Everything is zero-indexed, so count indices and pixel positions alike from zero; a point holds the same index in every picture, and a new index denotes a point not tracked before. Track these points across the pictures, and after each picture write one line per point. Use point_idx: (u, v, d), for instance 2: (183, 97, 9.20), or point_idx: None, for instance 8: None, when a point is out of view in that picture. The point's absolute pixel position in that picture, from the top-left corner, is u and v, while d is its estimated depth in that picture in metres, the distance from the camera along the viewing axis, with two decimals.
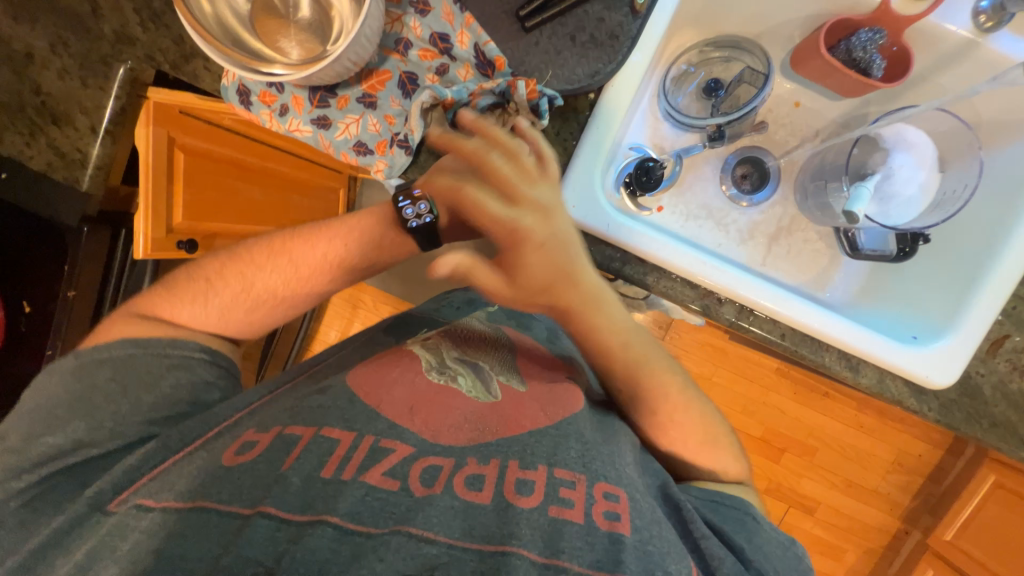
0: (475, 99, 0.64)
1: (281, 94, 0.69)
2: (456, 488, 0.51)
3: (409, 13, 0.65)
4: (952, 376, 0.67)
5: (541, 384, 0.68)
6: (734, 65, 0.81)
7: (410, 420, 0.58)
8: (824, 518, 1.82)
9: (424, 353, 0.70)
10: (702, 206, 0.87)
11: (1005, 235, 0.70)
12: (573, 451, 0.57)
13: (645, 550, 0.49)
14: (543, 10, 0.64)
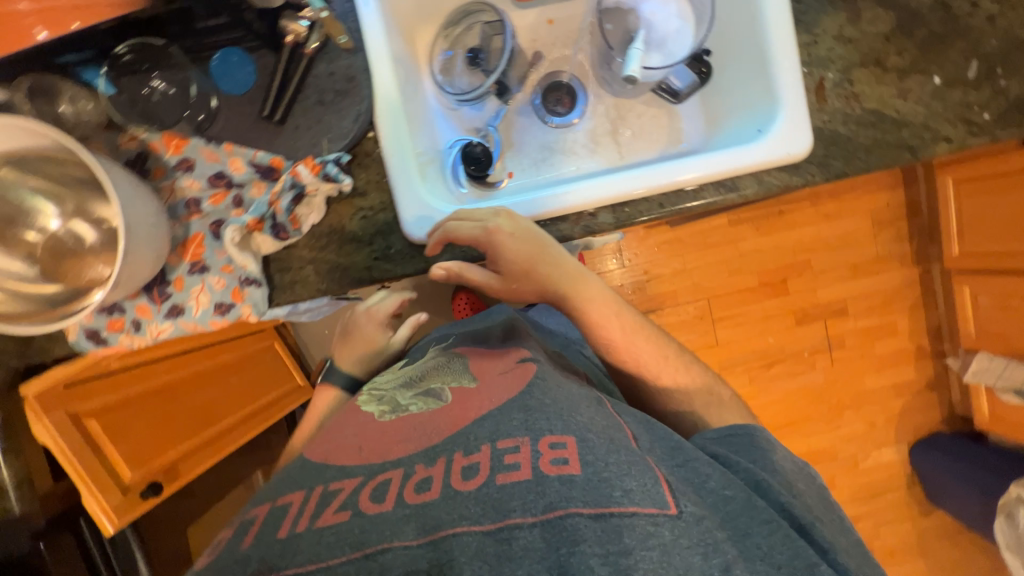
0: (276, 206, 0.66)
1: (124, 313, 0.69)
2: (406, 497, 0.54)
3: (178, 176, 0.67)
4: (805, 140, 0.71)
5: (493, 374, 0.73)
6: (475, 27, 0.85)
7: (357, 453, 0.64)
8: (858, 308, 1.85)
9: (377, 407, 0.76)
10: (541, 149, 0.92)
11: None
12: (524, 414, 0.61)
13: (596, 479, 0.53)
14: (281, 98, 0.67)
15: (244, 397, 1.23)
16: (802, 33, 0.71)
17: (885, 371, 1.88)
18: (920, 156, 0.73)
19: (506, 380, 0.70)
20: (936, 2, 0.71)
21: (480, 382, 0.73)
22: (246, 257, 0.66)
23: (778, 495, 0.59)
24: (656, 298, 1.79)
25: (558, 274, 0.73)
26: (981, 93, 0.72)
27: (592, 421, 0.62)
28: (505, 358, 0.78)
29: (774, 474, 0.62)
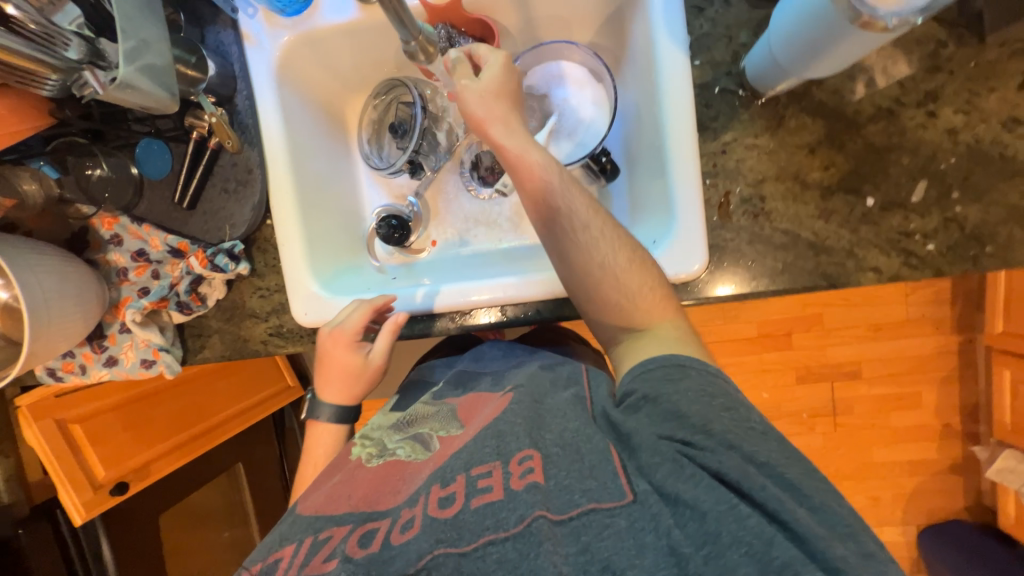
0: (177, 285, 0.73)
1: (74, 357, 0.80)
2: (391, 541, 0.47)
3: (110, 249, 0.77)
4: (699, 260, 0.64)
5: (478, 414, 0.60)
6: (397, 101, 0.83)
7: (345, 502, 0.52)
8: (875, 373, 1.62)
9: (364, 449, 0.62)
10: (464, 220, 0.89)
11: (658, 104, 0.65)
12: (496, 440, 0.51)
13: (564, 485, 0.47)
14: (189, 187, 0.73)
15: (239, 395, 1.35)
16: (710, 140, 0.65)
17: (902, 446, 1.64)
18: (840, 285, 0.64)
19: (487, 412, 0.58)
20: (879, 111, 0.61)
21: (467, 429, 0.59)
22: (150, 330, 0.74)
23: (721, 435, 0.48)
24: None
25: (574, 202, 0.60)
26: (925, 220, 0.62)
27: (579, 426, 0.52)
28: (490, 397, 0.63)
29: (745, 432, 0.50)
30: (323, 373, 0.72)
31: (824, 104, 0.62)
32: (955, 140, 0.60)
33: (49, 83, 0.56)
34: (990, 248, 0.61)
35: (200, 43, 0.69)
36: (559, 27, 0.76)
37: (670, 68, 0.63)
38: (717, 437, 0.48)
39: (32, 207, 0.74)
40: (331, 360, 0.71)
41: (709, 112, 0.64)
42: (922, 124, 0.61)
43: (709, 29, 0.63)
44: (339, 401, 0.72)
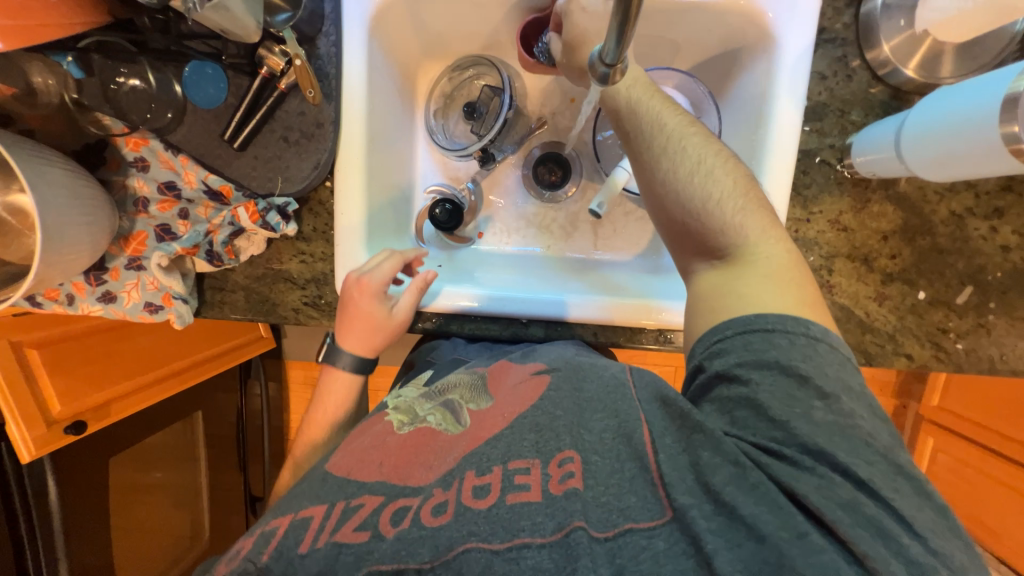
0: (213, 234, 0.66)
1: (61, 286, 0.70)
2: (421, 520, 0.46)
3: (131, 174, 0.67)
4: None
5: (508, 386, 0.60)
6: (481, 81, 0.78)
7: (377, 470, 0.51)
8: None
9: (395, 412, 0.61)
10: (519, 218, 0.85)
11: (760, 160, 0.66)
12: (536, 433, 0.50)
13: (602, 500, 0.45)
14: (244, 126, 0.65)
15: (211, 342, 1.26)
16: (797, 206, 0.66)
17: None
18: (875, 364, 0.69)
19: (520, 392, 0.57)
20: (950, 215, 0.65)
21: (497, 399, 0.58)
22: (173, 277, 0.66)
23: (801, 439, 0.43)
24: None
25: (664, 118, 0.57)
26: (962, 321, 0.67)
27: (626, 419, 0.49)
28: (521, 367, 0.63)
29: (841, 438, 0.43)
30: (343, 323, 0.69)
31: (906, 196, 0.65)
32: (1006, 257, 0.66)
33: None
34: (1009, 355, 0.67)
35: None
36: (667, 50, 0.74)
37: (781, 127, 0.63)
38: (797, 441, 0.43)
39: (44, 106, 0.63)
40: (355, 311, 0.67)
41: (804, 178, 0.66)
42: (984, 236, 0.66)
43: (825, 98, 0.64)
44: (359, 351, 0.71)
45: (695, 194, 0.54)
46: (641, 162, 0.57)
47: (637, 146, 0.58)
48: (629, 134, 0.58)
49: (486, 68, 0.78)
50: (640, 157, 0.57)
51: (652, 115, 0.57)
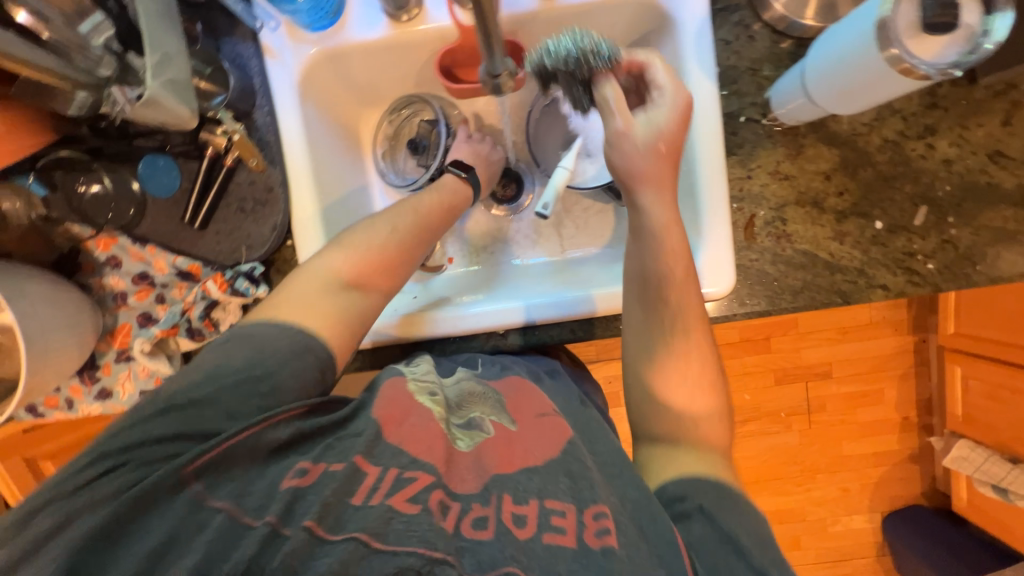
0: (190, 311, 0.68)
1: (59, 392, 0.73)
2: (462, 531, 0.47)
3: (106, 272, 0.70)
4: (725, 282, 0.67)
5: (531, 416, 0.62)
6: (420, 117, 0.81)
7: (428, 452, 0.53)
8: (844, 372, 1.71)
9: (430, 401, 0.59)
10: (484, 235, 0.88)
11: (689, 131, 0.68)
12: (569, 478, 0.53)
13: (656, 561, 0.46)
14: (202, 206, 0.68)
15: None
16: (735, 166, 0.68)
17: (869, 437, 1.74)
18: (853, 302, 0.69)
19: (545, 435, 0.58)
20: (885, 142, 0.67)
21: (520, 427, 0.61)
22: (158, 361, 0.69)
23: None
24: None
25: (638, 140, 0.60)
26: (926, 242, 0.68)
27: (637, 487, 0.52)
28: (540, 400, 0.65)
29: None
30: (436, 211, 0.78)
31: (839, 135, 0.67)
32: (950, 169, 0.67)
33: (74, 101, 0.54)
34: (981, 265, 0.67)
35: (216, 55, 0.65)
36: None
37: (700, 98, 0.66)
38: None
39: (15, 227, 0.67)
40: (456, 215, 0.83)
41: (735, 139, 0.68)
42: (923, 155, 0.67)
43: (735, 62, 0.67)
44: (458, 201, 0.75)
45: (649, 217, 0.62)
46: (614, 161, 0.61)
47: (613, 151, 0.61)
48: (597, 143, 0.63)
49: (422, 104, 0.79)
50: (617, 159, 0.61)
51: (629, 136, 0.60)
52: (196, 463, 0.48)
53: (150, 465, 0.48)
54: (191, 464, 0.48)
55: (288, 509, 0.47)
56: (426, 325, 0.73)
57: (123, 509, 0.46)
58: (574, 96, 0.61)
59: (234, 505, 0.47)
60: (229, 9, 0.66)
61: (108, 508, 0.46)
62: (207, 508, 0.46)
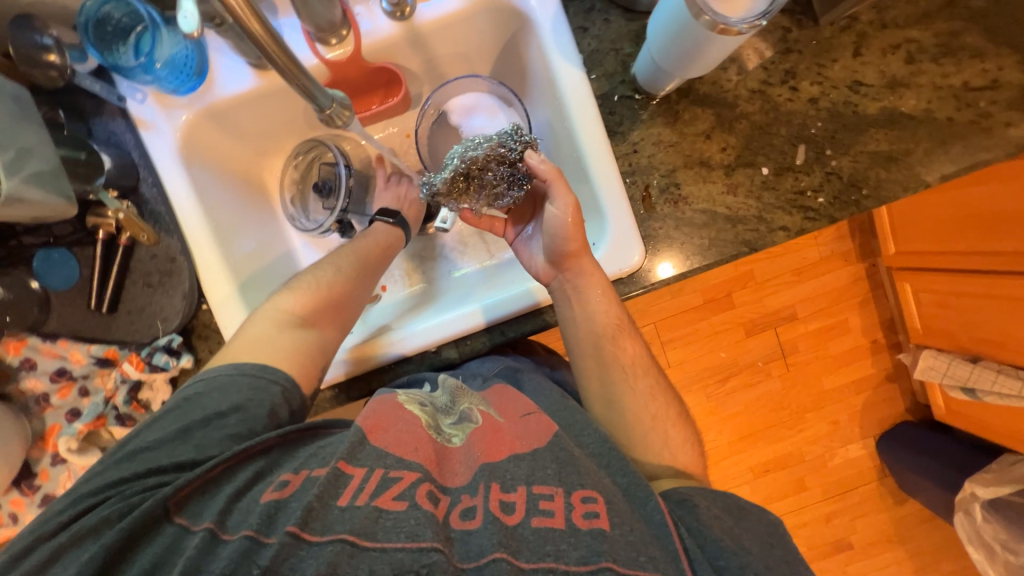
0: (113, 398, 0.67)
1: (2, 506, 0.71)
2: (451, 522, 0.47)
3: (22, 376, 0.68)
4: (634, 254, 0.70)
5: (517, 415, 0.62)
6: (323, 158, 0.80)
7: (415, 452, 0.52)
8: (808, 310, 1.62)
9: (420, 411, 0.59)
10: (412, 259, 0.89)
11: (569, 119, 0.70)
12: (556, 463, 0.52)
13: (630, 542, 0.46)
14: (105, 288, 0.67)
15: None
16: (620, 143, 0.71)
17: (846, 368, 1.64)
18: (759, 248, 0.72)
19: (532, 425, 0.59)
20: (753, 93, 0.71)
21: (507, 420, 0.61)
22: (90, 456, 0.68)
23: None
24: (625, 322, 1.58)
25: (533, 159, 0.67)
26: (812, 178, 0.71)
27: (629, 482, 0.54)
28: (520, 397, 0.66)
29: None
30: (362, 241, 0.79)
31: (708, 95, 0.71)
32: (817, 107, 0.71)
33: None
34: (868, 191, 0.70)
35: (87, 139, 0.65)
36: (462, 62, 0.79)
37: (571, 86, 0.68)
38: None
39: None
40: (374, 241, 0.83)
41: (614, 118, 0.71)
42: (789, 98, 0.71)
43: (597, 45, 0.71)
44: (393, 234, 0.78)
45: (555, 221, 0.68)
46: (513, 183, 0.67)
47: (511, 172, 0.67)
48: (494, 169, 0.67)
49: (321, 145, 0.79)
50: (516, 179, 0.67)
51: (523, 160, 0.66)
52: (178, 493, 0.48)
53: (137, 494, 0.49)
54: (174, 494, 0.48)
55: (273, 513, 0.46)
56: (372, 354, 0.72)
57: (114, 543, 0.46)
58: (506, 190, 0.68)
59: (222, 518, 0.46)
60: (89, 90, 0.65)
61: (97, 542, 0.46)
62: (193, 529, 0.46)
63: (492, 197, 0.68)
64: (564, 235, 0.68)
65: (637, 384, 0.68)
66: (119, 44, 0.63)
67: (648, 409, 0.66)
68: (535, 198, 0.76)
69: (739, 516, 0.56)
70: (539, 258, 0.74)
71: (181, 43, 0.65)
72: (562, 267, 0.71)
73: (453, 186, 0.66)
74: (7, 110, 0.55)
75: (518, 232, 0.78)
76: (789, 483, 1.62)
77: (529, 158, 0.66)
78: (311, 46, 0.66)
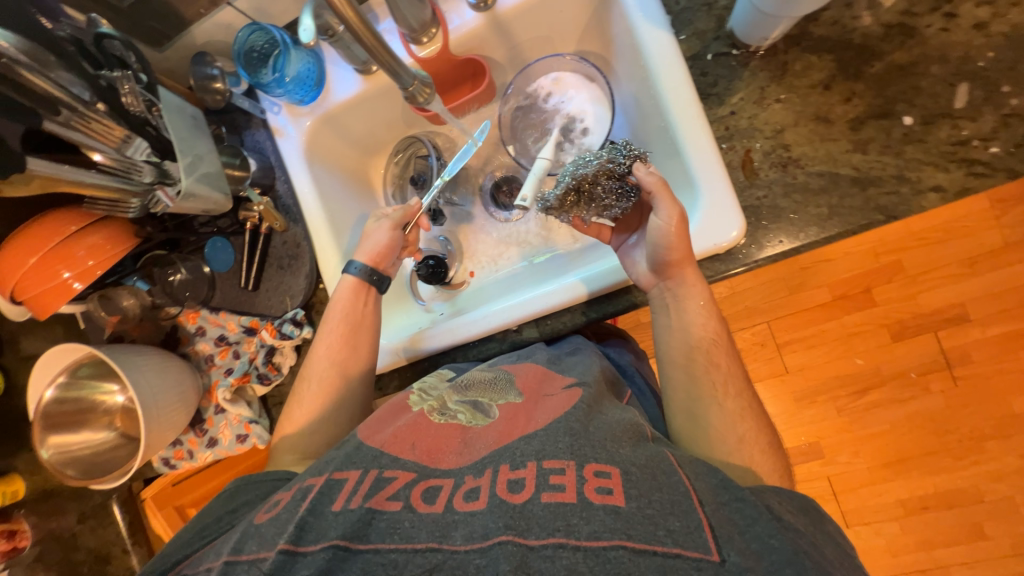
0: (255, 359, 0.82)
1: (183, 444, 0.88)
2: (454, 505, 0.47)
3: (197, 340, 0.85)
4: (735, 226, 0.62)
5: (539, 393, 0.61)
6: (420, 152, 0.88)
7: (410, 450, 0.54)
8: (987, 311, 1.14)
9: (422, 401, 0.64)
10: (498, 245, 0.91)
11: (656, 90, 0.66)
12: (570, 437, 0.50)
13: (646, 514, 0.43)
14: (251, 270, 0.81)
15: None
16: (715, 106, 0.65)
17: None
18: (901, 216, 0.59)
19: (552, 403, 0.58)
20: (890, 29, 0.59)
21: (527, 398, 0.60)
22: (240, 405, 0.82)
23: None
24: (739, 316, 1.26)
25: (642, 171, 0.63)
26: (980, 123, 0.56)
27: (651, 456, 0.49)
28: (552, 377, 0.64)
29: None
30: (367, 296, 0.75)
31: (827, 38, 0.61)
32: (986, 34, 0.56)
33: (132, 206, 0.67)
34: None
35: (240, 148, 0.79)
36: (544, 46, 0.81)
37: (658, 52, 0.64)
38: None
39: (132, 318, 0.85)
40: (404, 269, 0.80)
41: (707, 79, 0.65)
42: (943, 28, 0.57)
43: (687, 3, 0.66)
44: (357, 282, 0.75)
45: (664, 229, 0.61)
46: (615, 200, 0.66)
47: (624, 183, 0.65)
48: (592, 178, 0.65)
49: (418, 141, 0.87)
50: (625, 193, 0.66)
51: (640, 174, 0.63)
52: (192, 555, 0.53)
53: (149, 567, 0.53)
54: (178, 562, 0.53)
55: (261, 531, 0.49)
56: (456, 332, 0.76)
57: None
58: (619, 203, 0.66)
59: (218, 554, 0.49)
60: (242, 108, 0.80)
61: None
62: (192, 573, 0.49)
63: (601, 210, 0.67)
64: (667, 245, 0.62)
65: (725, 403, 0.60)
66: (261, 66, 0.76)
67: (733, 429, 0.59)
68: (643, 209, 0.70)
69: (826, 526, 0.49)
70: (642, 264, 0.67)
71: (304, 58, 0.76)
72: (665, 275, 0.65)
73: (564, 201, 0.67)
74: (182, 123, 0.67)
75: (623, 240, 0.71)
76: (958, 530, 1.20)
77: (636, 170, 0.64)
78: (406, 47, 0.72)
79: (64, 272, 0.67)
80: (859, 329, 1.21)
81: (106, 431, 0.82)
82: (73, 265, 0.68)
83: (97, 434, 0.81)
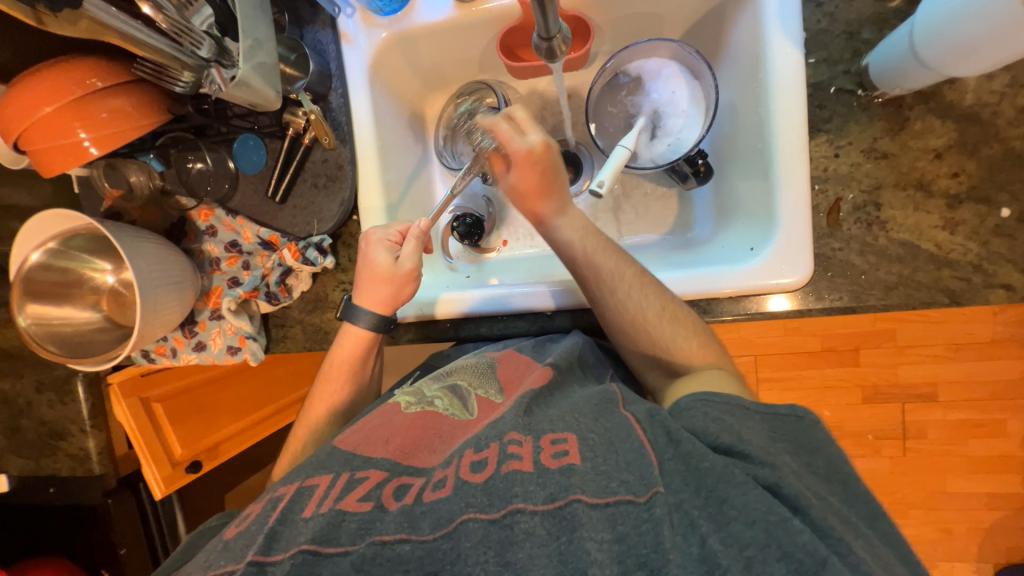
0: (268, 276, 0.77)
1: (167, 341, 0.82)
2: (421, 496, 0.44)
3: (205, 240, 0.79)
4: (802, 270, 0.60)
5: (516, 385, 0.60)
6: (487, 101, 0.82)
7: (383, 448, 0.51)
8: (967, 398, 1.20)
9: (402, 397, 0.62)
10: None
11: (764, 107, 0.62)
12: (524, 414, 0.51)
13: (600, 471, 0.43)
14: (281, 181, 0.74)
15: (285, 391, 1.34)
16: (822, 143, 0.62)
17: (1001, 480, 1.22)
18: (963, 303, 0.59)
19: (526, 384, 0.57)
20: (1021, 114, 0.56)
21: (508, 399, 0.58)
22: (242, 319, 0.78)
23: None
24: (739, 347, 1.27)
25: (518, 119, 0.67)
26: None
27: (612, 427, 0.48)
28: (529, 364, 0.64)
29: None
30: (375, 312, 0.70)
31: (957, 105, 0.58)
32: None
33: (182, 81, 0.60)
34: None
35: (301, 43, 0.71)
36: (652, 25, 0.75)
37: (781, 68, 0.60)
38: None
39: (137, 199, 0.78)
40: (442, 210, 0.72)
41: (822, 113, 0.62)
42: None
43: (828, 25, 0.61)
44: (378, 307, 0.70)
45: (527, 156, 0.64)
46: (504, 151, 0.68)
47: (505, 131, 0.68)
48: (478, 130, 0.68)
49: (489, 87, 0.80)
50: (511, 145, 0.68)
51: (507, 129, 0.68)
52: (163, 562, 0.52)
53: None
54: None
55: (228, 547, 0.46)
56: (473, 305, 0.72)
57: None
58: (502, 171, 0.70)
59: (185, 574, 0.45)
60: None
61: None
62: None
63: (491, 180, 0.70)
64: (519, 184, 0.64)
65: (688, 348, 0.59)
66: None
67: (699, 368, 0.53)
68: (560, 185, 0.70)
69: None
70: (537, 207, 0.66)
71: None
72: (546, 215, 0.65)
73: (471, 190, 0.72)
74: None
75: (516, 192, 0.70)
76: None
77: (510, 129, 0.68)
78: None
79: (82, 130, 0.59)
80: (846, 386, 1.24)
81: (89, 311, 0.75)
82: (92, 125, 0.59)
83: (79, 313, 0.75)
